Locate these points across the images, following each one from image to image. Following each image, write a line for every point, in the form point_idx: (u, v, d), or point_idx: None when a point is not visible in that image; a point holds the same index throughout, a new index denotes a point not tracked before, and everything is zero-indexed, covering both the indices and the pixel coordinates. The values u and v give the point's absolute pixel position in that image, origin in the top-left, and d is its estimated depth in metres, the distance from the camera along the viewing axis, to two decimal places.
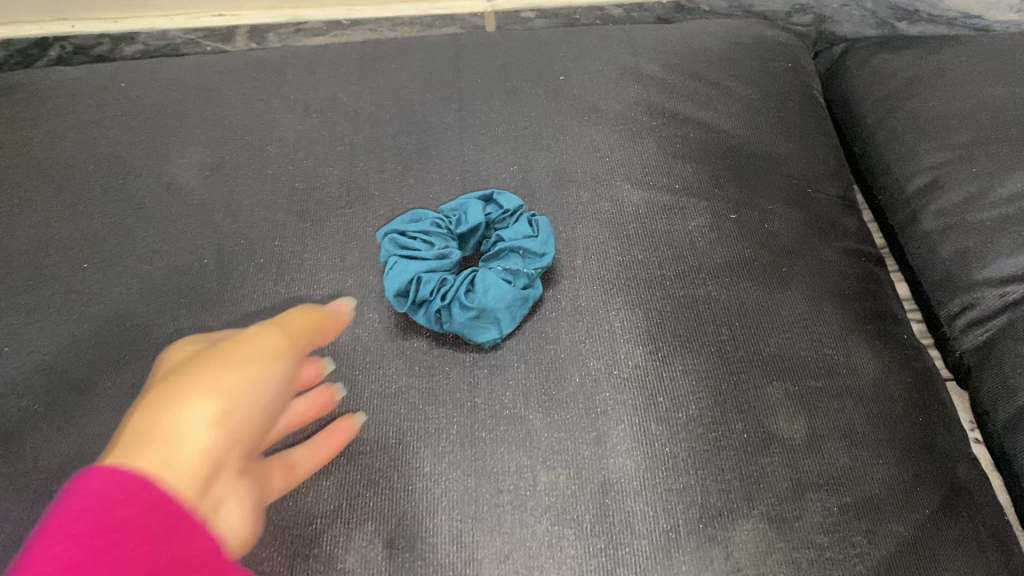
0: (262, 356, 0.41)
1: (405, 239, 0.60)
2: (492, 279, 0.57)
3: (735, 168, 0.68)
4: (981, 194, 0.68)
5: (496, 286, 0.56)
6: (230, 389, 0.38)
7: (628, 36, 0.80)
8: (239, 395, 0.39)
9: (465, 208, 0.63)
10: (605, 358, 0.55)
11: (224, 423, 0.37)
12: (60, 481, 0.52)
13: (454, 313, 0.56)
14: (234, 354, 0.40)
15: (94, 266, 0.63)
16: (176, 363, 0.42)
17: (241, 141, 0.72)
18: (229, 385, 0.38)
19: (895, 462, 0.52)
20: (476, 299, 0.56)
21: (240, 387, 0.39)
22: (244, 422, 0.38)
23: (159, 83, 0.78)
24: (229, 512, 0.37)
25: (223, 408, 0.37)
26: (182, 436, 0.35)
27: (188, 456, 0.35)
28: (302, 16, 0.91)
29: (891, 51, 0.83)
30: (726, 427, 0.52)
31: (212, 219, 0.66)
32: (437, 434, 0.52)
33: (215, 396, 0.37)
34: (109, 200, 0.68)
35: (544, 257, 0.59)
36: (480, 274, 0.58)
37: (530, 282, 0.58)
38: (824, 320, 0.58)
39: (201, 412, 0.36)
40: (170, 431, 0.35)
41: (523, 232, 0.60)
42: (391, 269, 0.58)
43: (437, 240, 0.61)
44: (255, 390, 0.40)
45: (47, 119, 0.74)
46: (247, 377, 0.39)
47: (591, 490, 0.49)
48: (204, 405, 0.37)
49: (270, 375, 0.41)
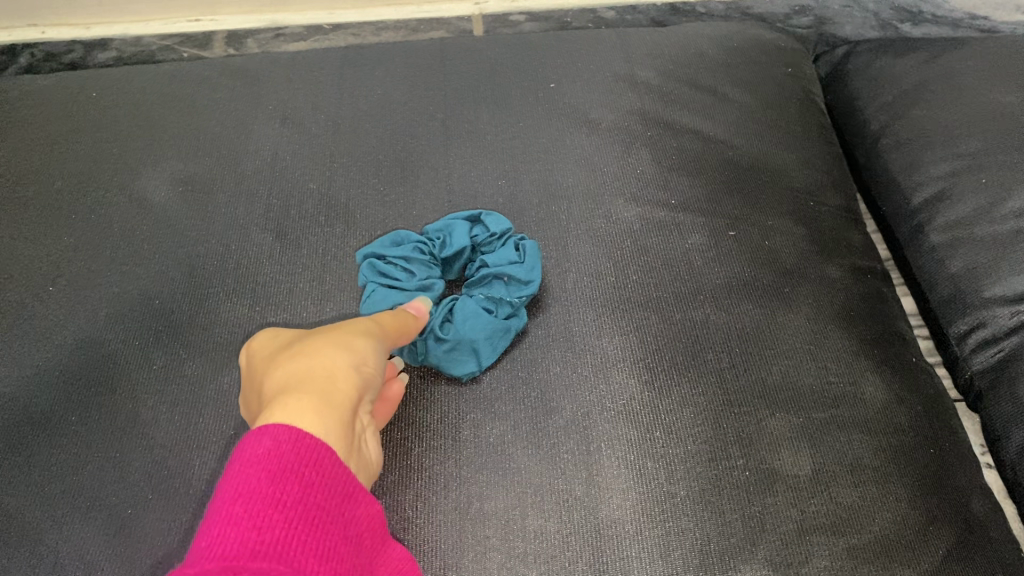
0: (371, 332, 0.47)
1: (384, 266, 0.57)
2: (472, 309, 0.54)
3: (734, 181, 0.65)
4: (991, 207, 0.65)
5: (477, 317, 0.54)
6: (358, 352, 0.44)
7: (622, 39, 0.77)
8: (365, 357, 0.45)
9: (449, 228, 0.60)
10: (598, 388, 0.52)
11: (360, 377, 0.43)
12: (19, 525, 0.49)
13: (430, 345, 0.53)
14: (351, 327, 0.47)
15: (59, 287, 0.60)
16: (281, 349, 0.46)
17: (216, 154, 0.68)
18: (360, 349, 0.45)
19: (906, 499, 0.49)
20: (455, 330, 0.53)
21: (365, 352, 0.45)
22: (373, 379, 0.45)
23: (132, 92, 0.75)
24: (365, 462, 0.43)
25: (359, 364, 0.44)
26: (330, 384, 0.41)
27: (337, 405, 0.40)
28: (283, 20, 0.88)
29: (894, 55, 0.80)
30: (726, 464, 0.49)
31: (184, 238, 0.63)
32: (419, 472, 0.49)
33: (353, 355, 0.44)
34: (76, 216, 0.64)
35: (528, 284, 0.56)
36: (462, 303, 0.55)
37: (514, 310, 0.55)
38: (829, 346, 0.55)
39: (347, 367, 0.43)
40: (318, 389, 0.40)
41: (509, 257, 0.57)
42: (368, 299, 0.55)
43: (418, 266, 0.58)
44: (378, 354, 0.46)
45: (16, 131, 0.71)
46: (364, 346, 0.45)
47: (583, 534, 0.46)
48: (340, 362, 0.43)
49: (380, 346, 0.47)
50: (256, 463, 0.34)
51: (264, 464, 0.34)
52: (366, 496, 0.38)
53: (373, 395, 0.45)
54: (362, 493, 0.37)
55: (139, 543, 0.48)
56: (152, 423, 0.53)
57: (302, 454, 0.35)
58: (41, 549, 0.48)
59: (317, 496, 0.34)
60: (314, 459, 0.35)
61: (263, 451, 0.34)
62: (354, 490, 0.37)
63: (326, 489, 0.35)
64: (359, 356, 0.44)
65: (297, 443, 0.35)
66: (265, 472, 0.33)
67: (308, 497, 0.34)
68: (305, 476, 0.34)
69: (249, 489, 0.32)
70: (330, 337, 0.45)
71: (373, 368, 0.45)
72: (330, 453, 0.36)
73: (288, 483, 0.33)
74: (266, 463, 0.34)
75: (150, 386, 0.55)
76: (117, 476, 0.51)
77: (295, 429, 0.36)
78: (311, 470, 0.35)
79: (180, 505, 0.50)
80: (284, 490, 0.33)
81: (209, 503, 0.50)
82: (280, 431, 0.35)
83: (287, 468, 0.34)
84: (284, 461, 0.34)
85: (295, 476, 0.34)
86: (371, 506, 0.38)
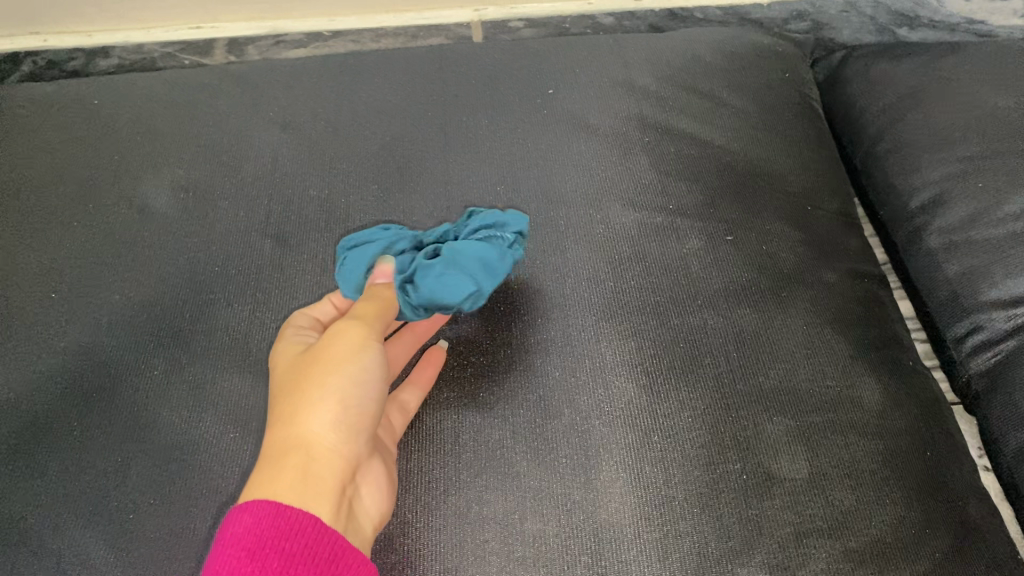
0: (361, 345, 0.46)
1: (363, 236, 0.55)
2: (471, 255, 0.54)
3: (732, 186, 0.65)
4: (988, 210, 0.66)
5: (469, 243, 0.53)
6: (341, 393, 0.43)
7: (620, 45, 0.77)
8: (348, 394, 0.44)
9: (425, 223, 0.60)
10: (596, 392, 0.52)
11: (344, 424, 0.43)
12: (24, 530, 0.49)
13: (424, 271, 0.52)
14: (329, 351, 0.45)
15: (61, 293, 0.60)
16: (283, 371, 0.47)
17: (217, 160, 0.69)
18: (350, 380, 0.44)
19: (903, 502, 0.49)
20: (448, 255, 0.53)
21: (345, 389, 0.44)
22: (365, 411, 0.44)
23: (133, 98, 0.75)
24: (365, 487, 0.45)
25: (344, 407, 0.43)
26: (316, 447, 0.42)
27: (320, 479, 0.41)
28: (284, 27, 0.89)
29: (891, 59, 0.80)
30: (724, 467, 0.49)
31: (186, 244, 0.63)
32: (418, 476, 0.49)
33: (334, 400, 0.43)
34: (79, 222, 0.65)
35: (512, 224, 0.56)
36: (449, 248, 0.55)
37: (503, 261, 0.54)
38: (826, 350, 0.56)
39: (328, 423, 0.43)
40: (300, 462, 0.41)
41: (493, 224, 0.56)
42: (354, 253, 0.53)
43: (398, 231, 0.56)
44: (365, 380, 0.45)
45: (18, 137, 0.71)
46: (353, 377, 0.44)
47: (582, 537, 0.47)
48: (325, 414, 0.43)
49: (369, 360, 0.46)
50: (237, 542, 0.37)
51: (243, 544, 0.37)
52: (359, 556, 0.40)
53: (371, 425, 0.45)
54: (353, 553, 0.40)
55: (142, 547, 0.49)
56: (155, 428, 0.53)
57: (284, 526, 0.38)
58: (45, 554, 0.48)
59: (299, 569, 0.37)
60: (295, 531, 0.38)
61: (243, 530, 0.38)
62: (342, 552, 0.39)
63: (308, 559, 0.38)
64: (341, 397, 0.43)
65: (279, 518, 0.38)
66: (244, 551, 0.37)
67: (287, 570, 0.37)
68: (286, 549, 0.37)
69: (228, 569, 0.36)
70: (310, 372, 0.44)
71: (361, 400, 0.44)
72: (315, 523, 0.39)
73: (267, 559, 0.37)
74: (245, 542, 0.37)
75: (152, 392, 0.55)
76: (120, 480, 0.51)
77: (275, 504, 0.39)
78: (292, 543, 0.38)
79: (181, 510, 0.50)
80: (264, 566, 0.37)
81: (210, 508, 0.50)
82: (261, 506, 0.38)
83: (267, 545, 0.37)
84: (263, 537, 0.37)
85: (276, 551, 0.37)
86: (366, 565, 0.40)
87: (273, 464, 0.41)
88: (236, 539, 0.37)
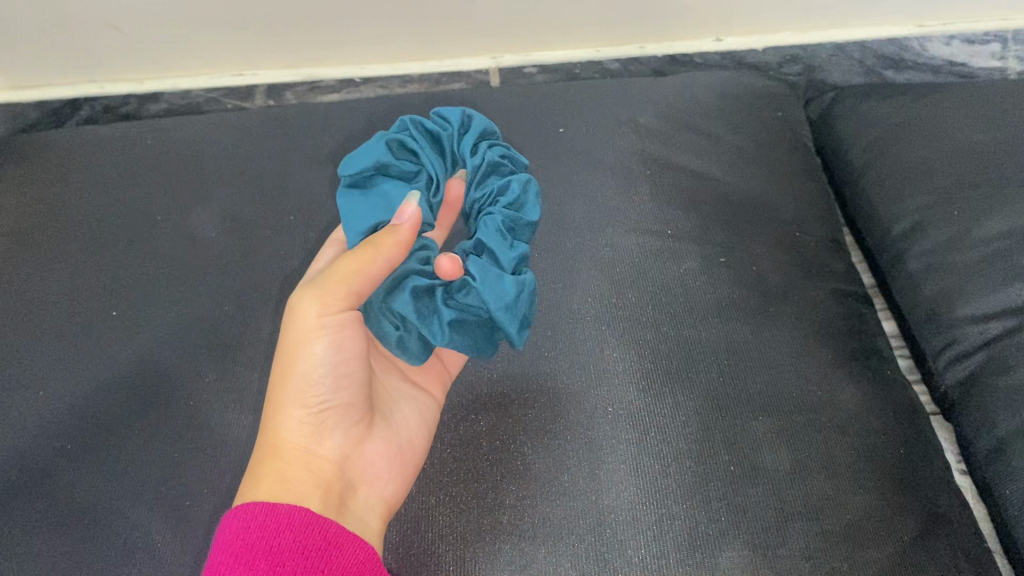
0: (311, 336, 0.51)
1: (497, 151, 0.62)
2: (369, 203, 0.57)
3: (725, 213, 0.71)
4: (963, 235, 0.72)
5: (378, 207, 0.57)
6: (300, 399, 0.51)
7: (625, 88, 0.84)
8: (308, 396, 0.51)
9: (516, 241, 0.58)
10: (600, 396, 0.58)
11: (310, 423, 0.52)
12: (93, 516, 0.56)
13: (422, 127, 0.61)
14: (288, 349, 0.51)
15: (121, 311, 0.67)
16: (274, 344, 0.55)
17: (259, 193, 0.76)
18: (303, 385, 0.51)
19: (876, 492, 0.55)
20: (406, 168, 0.59)
21: (303, 392, 0.51)
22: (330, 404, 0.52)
23: (180, 135, 0.83)
24: (360, 463, 0.54)
25: (306, 408, 0.51)
26: (285, 447, 0.51)
27: (296, 480, 0.50)
28: (317, 74, 0.98)
29: (877, 98, 0.87)
30: (715, 460, 0.55)
31: (232, 268, 0.70)
32: (440, 468, 0.56)
33: (297, 405, 0.51)
34: (135, 248, 0.72)
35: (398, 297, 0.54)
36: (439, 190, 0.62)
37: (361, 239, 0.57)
38: (810, 359, 0.62)
39: (295, 426, 0.51)
40: (274, 466, 0.50)
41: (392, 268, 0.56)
42: (475, 131, 0.62)
43: (488, 168, 0.61)
44: (319, 376, 0.51)
45: (79, 172, 0.79)
46: (304, 380, 0.51)
47: (588, 520, 0.53)
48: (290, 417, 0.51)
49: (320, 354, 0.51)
50: (229, 549, 0.44)
51: (232, 550, 0.44)
52: (350, 541, 0.47)
53: (341, 410, 0.53)
54: (343, 539, 0.47)
55: (199, 531, 0.55)
56: (207, 429, 0.60)
57: (270, 530, 0.45)
58: (112, 536, 0.55)
59: (286, 562, 0.44)
60: (281, 529, 0.45)
61: (231, 538, 0.44)
62: (332, 540, 0.46)
63: (296, 551, 0.44)
64: (301, 402, 0.51)
65: (263, 520, 0.45)
66: (233, 556, 0.43)
67: (277, 563, 0.43)
68: (273, 546, 0.44)
69: (219, 572, 0.43)
70: (279, 376, 0.52)
71: (320, 394, 0.52)
72: (299, 518, 0.46)
73: (254, 558, 0.43)
74: (234, 547, 0.44)
75: (205, 397, 0.62)
76: (177, 474, 0.58)
77: (261, 508, 0.46)
78: (277, 541, 0.44)
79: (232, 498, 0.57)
80: (253, 564, 0.43)
81: None
82: (249, 512, 0.45)
83: (254, 546, 0.44)
84: (250, 539, 0.44)
85: (263, 549, 0.44)
86: (359, 549, 0.47)
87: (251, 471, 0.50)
88: (224, 547, 0.44)
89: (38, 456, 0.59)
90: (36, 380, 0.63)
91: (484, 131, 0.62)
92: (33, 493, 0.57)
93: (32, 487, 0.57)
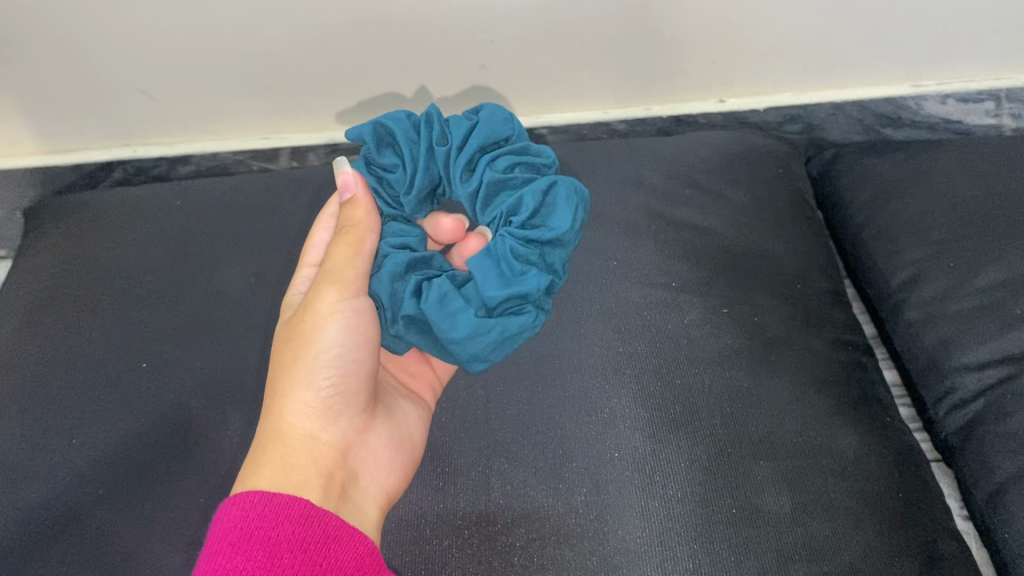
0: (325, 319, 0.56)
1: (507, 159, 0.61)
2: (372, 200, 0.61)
3: (728, 266, 0.74)
4: (960, 286, 0.75)
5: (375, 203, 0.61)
6: (309, 380, 0.56)
7: (631, 147, 0.88)
8: (318, 380, 0.56)
9: (517, 265, 0.57)
10: (606, 442, 0.61)
11: (317, 409, 0.56)
12: (124, 558, 0.59)
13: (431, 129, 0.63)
14: (302, 335, 0.56)
15: (151, 363, 0.71)
16: (282, 331, 0.59)
17: (283, 252, 0.80)
18: (314, 368, 0.56)
19: (875, 534, 0.58)
20: (394, 161, 0.62)
21: (313, 375, 0.56)
22: (336, 392, 0.57)
23: (206, 194, 0.87)
24: (360, 454, 0.58)
25: (314, 393, 0.56)
26: (291, 429, 0.55)
27: (299, 461, 0.54)
28: (338, 137, 1.03)
29: (875, 154, 0.90)
30: (717, 502, 0.57)
31: (257, 321, 0.74)
32: (454, 511, 0.59)
33: (306, 388, 0.55)
34: (164, 303, 0.76)
35: (375, 281, 0.59)
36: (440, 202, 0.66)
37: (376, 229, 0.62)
38: (812, 408, 0.64)
39: (302, 410, 0.55)
40: (279, 445, 0.54)
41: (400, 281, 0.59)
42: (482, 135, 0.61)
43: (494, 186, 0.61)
44: (332, 357, 0.56)
45: (111, 230, 0.83)
46: (316, 363, 0.56)
47: (595, 563, 0.55)
48: (298, 401, 0.55)
49: (333, 339, 0.56)
50: (228, 535, 0.47)
51: (230, 539, 0.46)
52: (348, 534, 0.50)
53: (347, 399, 0.57)
54: (341, 531, 0.49)
55: None
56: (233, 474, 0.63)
57: (268, 521, 0.47)
58: None
59: (284, 553, 0.46)
60: (279, 521, 0.47)
61: (230, 525, 0.47)
62: (329, 534, 0.49)
63: (293, 541, 0.47)
64: (310, 386, 0.56)
65: (263, 509, 0.48)
66: (231, 544, 0.46)
67: (274, 553, 0.46)
68: (271, 537, 0.47)
69: (217, 561, 0.45)
70: (289, 360, 0.56)
71: (328, 380, 0.56)
72: (299, 509, 0.48)
73: (253, 549, 0.46)
74: (233, 536, 0.46)
75: (232, 445, 0.65)
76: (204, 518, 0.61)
77: (260, 498, 0.48)
78: (275, 532, 0.47)
79: None
80: (251, 553, 0.46)
81: None
82: (248, 502, 0.48)
83: (252, 536, 0.46)
84: (249, 529, 0.47)
85: (261, 539, 0.46)
86: (358, 542, 0.50)
87: (257, 450, 0.54)
88: (223, 534, 0.46)
89: (73, 500, 0.62)
90: (71, 429, 0.66)
91: (485, 140, 0.61)
92: (68, 536, 0.60)
93: (66, 531, 0.60)
